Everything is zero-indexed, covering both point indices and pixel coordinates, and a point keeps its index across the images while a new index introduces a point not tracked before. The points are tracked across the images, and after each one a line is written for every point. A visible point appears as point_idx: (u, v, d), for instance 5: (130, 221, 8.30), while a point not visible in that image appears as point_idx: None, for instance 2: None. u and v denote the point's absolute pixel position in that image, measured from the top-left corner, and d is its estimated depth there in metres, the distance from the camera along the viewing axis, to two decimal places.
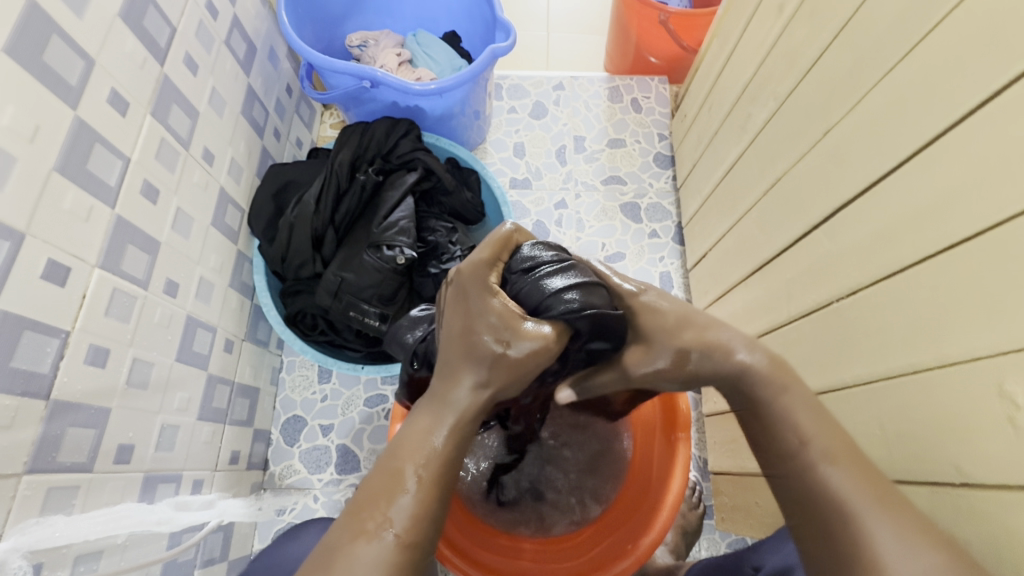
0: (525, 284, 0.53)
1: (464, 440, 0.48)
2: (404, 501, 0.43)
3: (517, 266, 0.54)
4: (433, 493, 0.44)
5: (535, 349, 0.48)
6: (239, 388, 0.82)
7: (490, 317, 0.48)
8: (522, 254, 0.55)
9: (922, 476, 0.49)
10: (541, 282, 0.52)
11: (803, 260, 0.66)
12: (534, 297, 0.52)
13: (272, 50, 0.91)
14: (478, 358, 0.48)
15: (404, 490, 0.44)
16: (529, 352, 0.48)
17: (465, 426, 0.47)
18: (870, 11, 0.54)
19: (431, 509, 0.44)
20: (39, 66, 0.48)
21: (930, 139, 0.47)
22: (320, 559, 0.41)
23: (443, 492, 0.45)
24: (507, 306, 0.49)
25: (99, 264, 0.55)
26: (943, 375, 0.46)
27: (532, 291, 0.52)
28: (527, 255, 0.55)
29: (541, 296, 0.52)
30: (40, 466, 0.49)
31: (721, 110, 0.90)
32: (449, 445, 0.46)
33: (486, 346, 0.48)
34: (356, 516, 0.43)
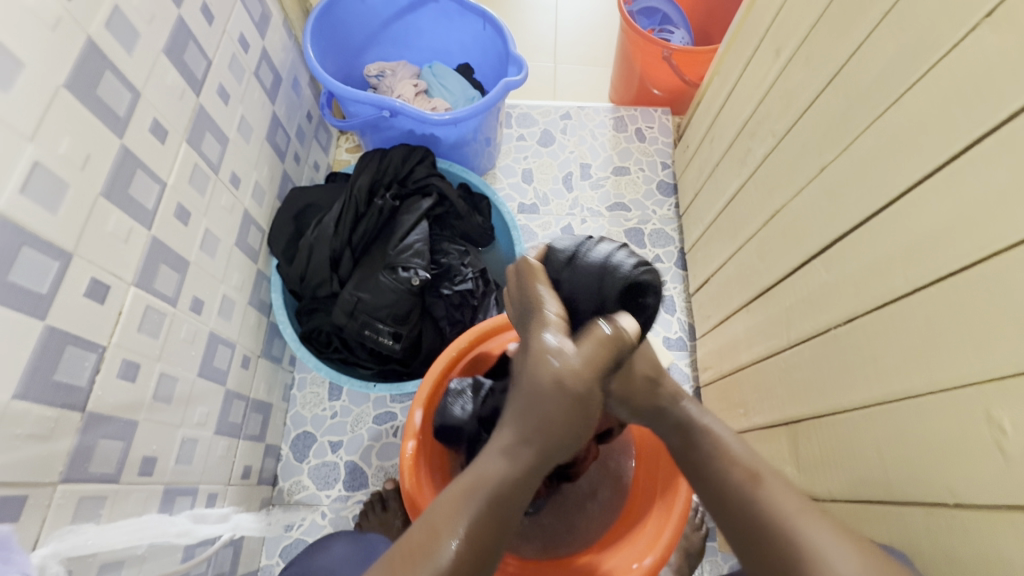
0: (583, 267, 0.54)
1: (502, 513, 0.43)
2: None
3: (563, 257, 0.56)
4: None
5: (588, 356, 0.45)
6: (253, 404, 0.84)
7: (536, 366, 0.45)
8: (555, 251, 0.57)
9: (917, 498, 0.51)
10: (588, 263, 0.55)
11: (801, 288, 0.69)
12: (597, 272, 0.54)
13: (296, 79, 0.96)
14: (533, 393, 0.44)
15: (428, 556, 0.40)
16: (581, 359, 0.45)
17: (503, 496, 0.43)
18: (862, 60, 0.59)
19: None
20: (92, 99, 0.52)
21: (920, 179, 0.51)
22: None
23: (475, 573, 0.41)
24: (555, 317, 0.48)
25: (135, 282, 0.58)
26: (936, 401, 0.48)
27: (593, 268, 0.54)
28: (560, 249, 0.57)
29: (602, 268, 0.54)
30: (73, 475, 0.51)
31: (722, 143, 0.94)
32: (482, 520, 0.42)
33: (533, 406, 0.44)
34: None
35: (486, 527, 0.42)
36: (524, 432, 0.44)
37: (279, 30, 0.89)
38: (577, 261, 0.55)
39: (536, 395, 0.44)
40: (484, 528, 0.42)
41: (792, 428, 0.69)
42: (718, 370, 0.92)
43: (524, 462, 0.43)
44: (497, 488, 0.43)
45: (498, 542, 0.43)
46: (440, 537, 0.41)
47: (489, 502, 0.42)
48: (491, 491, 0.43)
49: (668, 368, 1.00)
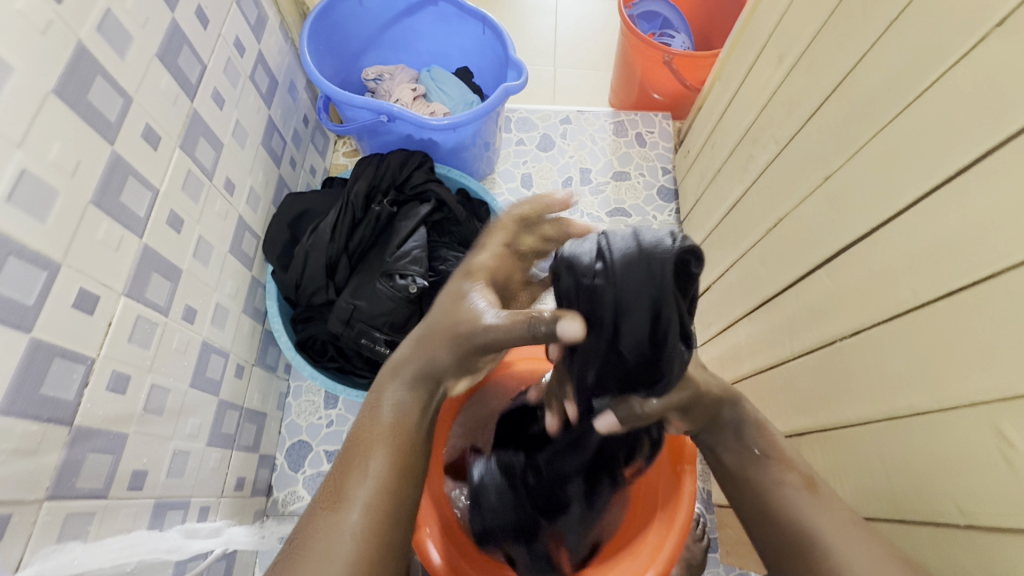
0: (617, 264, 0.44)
1: (413, 419, 0.51)
2: (361, 485, 0.47)
3: (591, 262, 0.46)
4: (391, 476, 0.48)
5: (504, 330, 0.47)
6: (247, 413, 0.83)
7: (433, 329, 0.52)
8: (579, 258, 0.47)
9: (926, 516, 0.50)
10: (619, 253, 0.44)
11: (804, 298, 0.68)
12: (634, 260, 0.43)
13: (292, 83, 0.95)
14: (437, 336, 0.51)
15: (354, 486, 0.47)
16: (500, 330, 0.47)
17: (409, 406, 0.52)
18: (867, 68, 0.58)
19: (390, 490, 0.47)
20: (83, 105, 0.51)
21: (927, 191, 0.50)
22: (290, 557, 0.44)
23: (403, 473, 0.49)
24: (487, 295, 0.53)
25: (126, 292, 0.56)
26: (944, 418, 0.47)
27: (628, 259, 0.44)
28: (581, 254, 0.46)
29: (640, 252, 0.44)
30: (60, 492, 0.50)
31: (723, 149, 0.93)
32: (394, 432, 0.50)
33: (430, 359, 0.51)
34: (316, 513, 0.46)
35: (399, 451, 0.49)
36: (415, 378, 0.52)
37: (275, 33, 0.88)
38: (607, 258, 0.44)
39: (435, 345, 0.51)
40: (398, 450, 0.49)
41: (796, 441, 0.68)
42: (720, 378, 0.91)
43: (421, 380, 0.52)
44: (400, 418, 0.51)
45: (415, 463, 0.50)
46: (363, 471, 0.47)
47: (393, 414, 0.51)
48: (396, 421, 0.50)
49: None
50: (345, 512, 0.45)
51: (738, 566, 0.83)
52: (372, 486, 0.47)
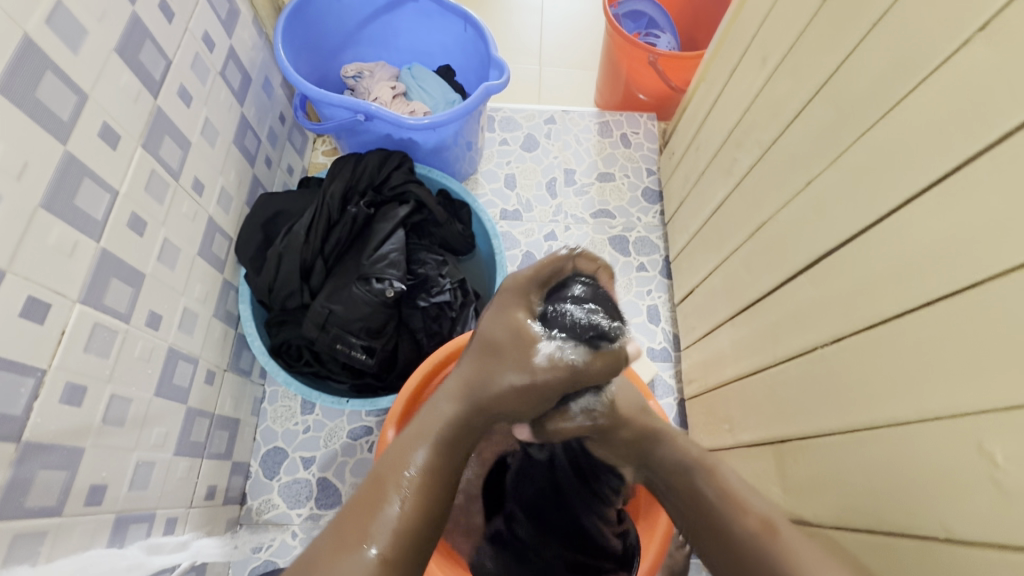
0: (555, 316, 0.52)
1: (447, 457, 0.53)
2: (388, 514, 0.48)
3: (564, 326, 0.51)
4: (415, 512, 0.49)
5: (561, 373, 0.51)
6: (218, 420, 0.80)
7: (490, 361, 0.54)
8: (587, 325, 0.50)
9: (908, 528, 0.49)
10: (596, 303, 0.52)
11: (787, 304, 0.67)
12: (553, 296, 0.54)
13: (267, 79, 0.92)
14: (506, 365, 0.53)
15: (388, 505, 0.49)
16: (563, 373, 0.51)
17: (448, 442, 0.54)
18: (851, 71, 0.57)
19: (412, 528, 0.49)
20: (30, 102, 0.48)
21: (912, 196, 0.49)
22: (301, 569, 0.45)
23: (426, 513, 0.50)
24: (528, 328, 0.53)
25: (81, 299, 0.54)
26: (927, 429, 0.46)
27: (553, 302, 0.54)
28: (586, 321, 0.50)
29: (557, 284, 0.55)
30: (7, 512, 0.47)
31: (707, 151, 0.92)
32: (428, 465, 0.52)
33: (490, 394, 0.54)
34: (340, 531, 0.47)
35: (431, 480, 0.52)
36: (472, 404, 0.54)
37: (249, 28, 0.85)
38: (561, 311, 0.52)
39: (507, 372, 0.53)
40: (430, 480, 0.51)
41: (778, 447, 0.67)
42: (704, 382, 0.90)
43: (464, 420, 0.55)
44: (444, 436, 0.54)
45: (441, 499, 0.52)
46: (398, 488, 0.50)
47: (438, 445, 0.53)
48: (437, 437, 0.54)
49: (652, 380, 0.98)
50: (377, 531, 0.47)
51: None
52: (398, 519, 0.48)
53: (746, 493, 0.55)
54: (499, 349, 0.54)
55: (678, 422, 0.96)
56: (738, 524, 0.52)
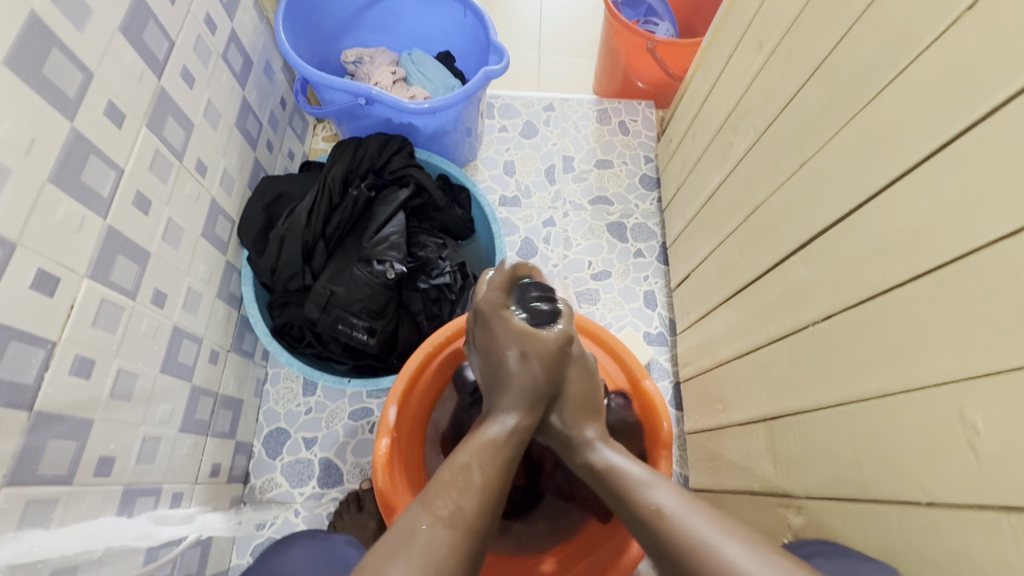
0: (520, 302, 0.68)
1: (516, 451, 0.54)
2: (472, 485, 0.48)
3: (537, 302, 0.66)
4: (494, 491, 0.49)
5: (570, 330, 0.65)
6: (222, 400, 0.81)
7: (533, 360, 0.59)
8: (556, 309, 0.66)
9: (891, 495, 0.50)
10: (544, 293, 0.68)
11: (780, 285, 0.68)
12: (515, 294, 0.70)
13: (268, 63, 0.92)
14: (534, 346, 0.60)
15: (454, 504, 0.46)
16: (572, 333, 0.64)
17: (516, 438, 0.55)
18: (843, 54, 0.58)
19: (492, 507, 0.48)
20: (38, 79, 0.49)
21: (899, 175, 0.50)
22: (392, 541, 0.42)
23: (500, 497, 0.49)
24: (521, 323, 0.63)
25: (88, 274, 0.55)
26: (911, 400, 0.48)
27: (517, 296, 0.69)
28: (552, 307, 0.66)
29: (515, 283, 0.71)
30: (20, 478, 0.48)
31: (704, 137, 0.93)
32: (502, 450, 0.53)
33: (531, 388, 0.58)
34: (428, 502, 0.46)
35: (504, 469, 0.51)
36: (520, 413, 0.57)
37: (250, 11, 0.85)
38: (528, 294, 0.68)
39: (539, 363, 0.59)
40: (503, 468, 0.51)
41: (769, 425, 0.69)
42: (699, 365, 0.92)
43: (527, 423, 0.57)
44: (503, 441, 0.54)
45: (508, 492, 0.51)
46: (463, 486, 0.47)
47: (507, 437, 0.54)
48: (497, 446, 0.53)
49: (648, 364, 1.00)
50: (450, 528, 0.44)
51: None
52: (483, 493, 0.48)
53: (645, 481, 0.51)
54: (500, 344, 0.61)
55: (673, 404, 0.97)
56: (639, 507, 0.48)
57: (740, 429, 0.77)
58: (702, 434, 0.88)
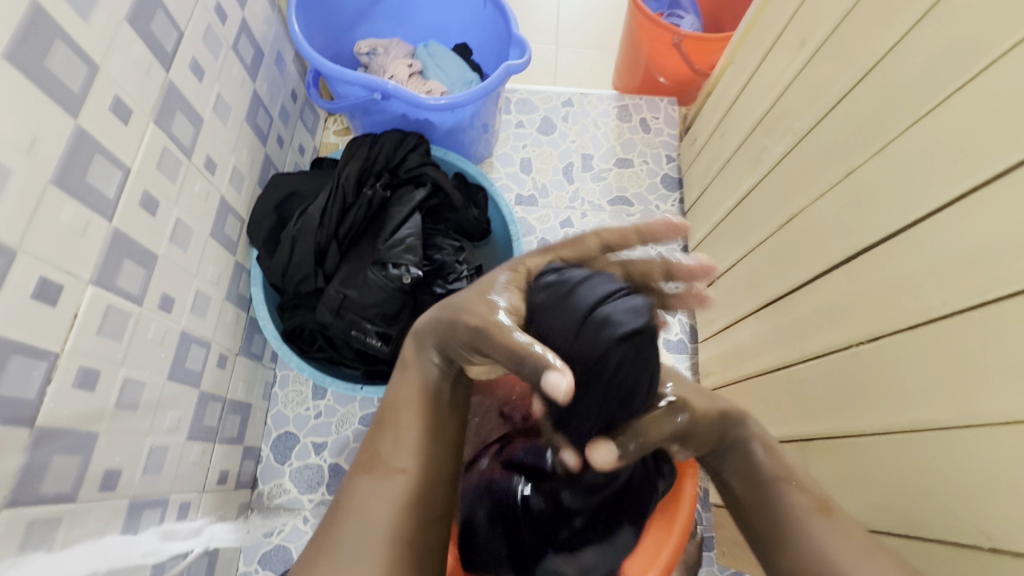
0: (568, 316, 0.43)
1: (440, 378, 0.52)
2: (395, 441, 0.49)
3: (598, 308, 0.42)
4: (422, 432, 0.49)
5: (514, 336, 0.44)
6: (230, 405, 0.79)
7: (454, 306, 0.50)
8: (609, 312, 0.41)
9: (948, 534, 0.47)
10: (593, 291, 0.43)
11: (818, 299, 0.65)
12: (552, 304, 0.45)
13: (279, 54, 0.88)
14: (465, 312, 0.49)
15: (392, 460, 0.48)
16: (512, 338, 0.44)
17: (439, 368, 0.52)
18: (901, 57, 0.54)
19: (426, 448, 0.49)
20: (41, 73, 0.46)
21: (965, 192, 0.46)
22: (336, 517, 0.46)
23: (432, 429, 0.50)
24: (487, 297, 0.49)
25: (93, 280, 0.52)
26: (972, 436, 0.45)
27: (557, 306, 0.44)
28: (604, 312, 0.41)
29: (549, 287, 0.46)
30: (22, 498, 0.46)
31: (734, 138, 0.89)
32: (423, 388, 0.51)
33: (450, 334, 0.50)
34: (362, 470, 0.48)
35: (428, 408, 0.50)
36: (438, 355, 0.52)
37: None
38: (580, 297, 0.43)
39: (462, 308, 0.50)
40: (424, 406, 0.50)
41: (803, 445, 0.66)
42: (722, 376, 0.88)
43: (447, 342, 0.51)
44: (427, 383, 0.51)
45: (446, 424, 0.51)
46: (394, 440, 0.49)
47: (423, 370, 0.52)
48: (421, 394, 0.51)
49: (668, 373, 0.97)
50: (388, 487, 0.46)
51: (734, 567, 0.82)
52: (410, 445, 0.48)
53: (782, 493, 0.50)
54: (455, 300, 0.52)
55: None
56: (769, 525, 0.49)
57: None
58: None
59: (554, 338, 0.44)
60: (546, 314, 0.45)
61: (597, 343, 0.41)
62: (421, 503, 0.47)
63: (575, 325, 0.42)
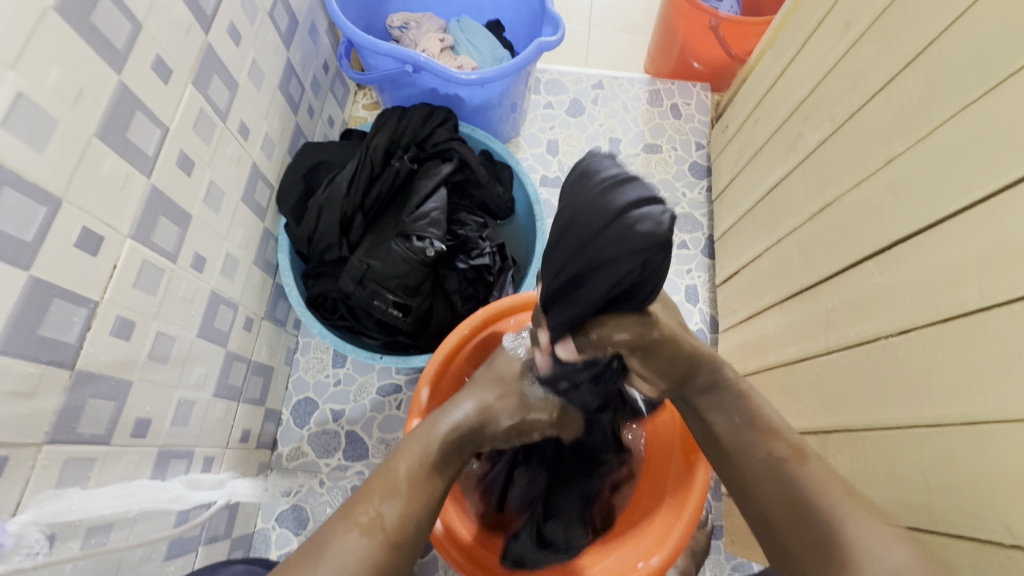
0: (589, 222, 0.37)
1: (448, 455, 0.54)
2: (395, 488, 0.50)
3: (639, 219, 0.35)
4: (415, 494, 0.50)
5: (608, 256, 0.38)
6: (254, 367, 0.81)
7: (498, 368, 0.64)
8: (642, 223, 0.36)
9: (965, 530, 0.47)
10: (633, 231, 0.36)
11: (848, 290, 0.64)
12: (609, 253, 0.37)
13: (314, 25, 0.89)
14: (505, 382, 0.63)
15: (379, 510, 0.48)
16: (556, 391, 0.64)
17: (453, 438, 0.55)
18: (954, 37, 0.52)
19: (414, 510, 0.49)
20: (87, 26, 0.47)
21: (1010, 181, 0.45)
22: (314, 541, 0.46)
23: (424, 496, 0.51)
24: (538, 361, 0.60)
25: (131, 235, 0.54)
26: (1004, 433, 0.43)
27: (587, 217, 0.37)
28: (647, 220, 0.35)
29: (558, 228, 0.41)
30: (60, 437, 0.48)
31: (769, 125, 0.87)
32: (435, 455, 0.53)
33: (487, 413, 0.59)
34: (350, 511, 0.48)
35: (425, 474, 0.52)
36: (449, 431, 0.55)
37: None
38: (599, 179, 0.38)
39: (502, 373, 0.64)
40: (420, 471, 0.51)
41: (821, 438, 0.65)
42: (741, 366, 0.87)
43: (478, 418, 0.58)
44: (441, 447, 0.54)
45: (430, 496, 0.51)
46: (387, 492, 0.49)
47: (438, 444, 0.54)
48: (419, 462, 0.52)
49: None
50: (365, 536, 0.46)
51: (742, 556, 0.82)
52: (400, 510, 0.49)
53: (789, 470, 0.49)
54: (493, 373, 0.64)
55: None
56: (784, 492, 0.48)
57: None
58: None
59: (593, 288, 0.40)
60: (567, 303, 0.44)
61: (636, 245, 0.36)
62: (384, 569, 0.46)
63: (629, 234, 0.36)
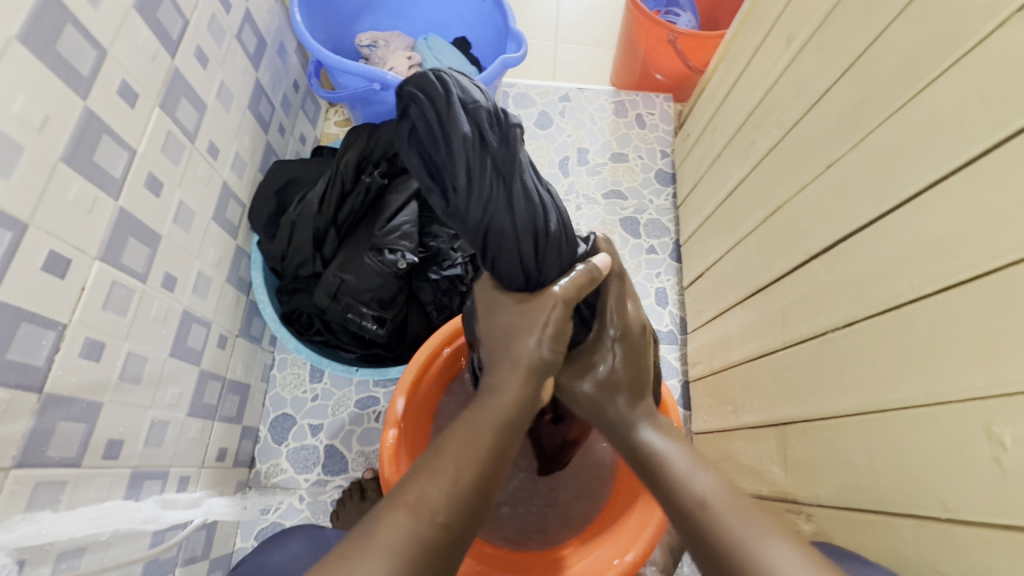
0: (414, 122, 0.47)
1: (509, 431, 0.48)
2: (445, 467, 0.44)
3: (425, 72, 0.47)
4: (468, 474, 0.44)
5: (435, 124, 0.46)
6: (229, 385, 0.81)
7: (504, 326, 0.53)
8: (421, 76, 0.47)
9: (908, 508, 0.50)
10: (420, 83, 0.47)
11: (799, 289, 0.67)
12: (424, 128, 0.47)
13: (282, 45, 0.91)
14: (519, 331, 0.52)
15: (428, 492, 0.42)
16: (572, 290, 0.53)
17: (507, 419, 0.48)
18: (881, 50, 0.56)
19: (468, 491, 0.44)
20: (51, 54, 0.48)
21: (931, 182, 0.49)
22: (357, 531, 0.40)
23: (481, 476, 0.45)
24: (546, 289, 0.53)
25: (99, 256, 0.54)
26: (934, 414, 0.47)
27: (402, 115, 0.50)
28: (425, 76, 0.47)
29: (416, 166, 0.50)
30: (29, 460, 0.48)
31: (724, 133, 0.91)
32: (495, 434, 0.47)
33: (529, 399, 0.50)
34: (397, 494, 0.43)
35: (480, 453, 0.46)
36: (497, 413, 0.48)
37: None
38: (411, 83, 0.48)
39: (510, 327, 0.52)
40: (473, 450, 0.46)
41: (782, 429, 0.68)
42: (710, 365, 0.90)
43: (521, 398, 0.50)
44: (502, 426, 0.48)
45: (486, 476, 0.45)
46: (433, 472, 0.44)
47: (495, 422, 0.48)
48: (472, 438, 0.46)
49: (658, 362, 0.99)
50: (413, 516, 0.41)
51: None
52: (453, 489, 0.43)
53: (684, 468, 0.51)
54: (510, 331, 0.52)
55: (682, 403, 0.96)
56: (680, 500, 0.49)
57: (750, 432, 0.76)
58: (712, 435, 0.87)
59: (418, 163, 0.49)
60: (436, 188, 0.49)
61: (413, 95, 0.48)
62: (440, 555, 0.40)
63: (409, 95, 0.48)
